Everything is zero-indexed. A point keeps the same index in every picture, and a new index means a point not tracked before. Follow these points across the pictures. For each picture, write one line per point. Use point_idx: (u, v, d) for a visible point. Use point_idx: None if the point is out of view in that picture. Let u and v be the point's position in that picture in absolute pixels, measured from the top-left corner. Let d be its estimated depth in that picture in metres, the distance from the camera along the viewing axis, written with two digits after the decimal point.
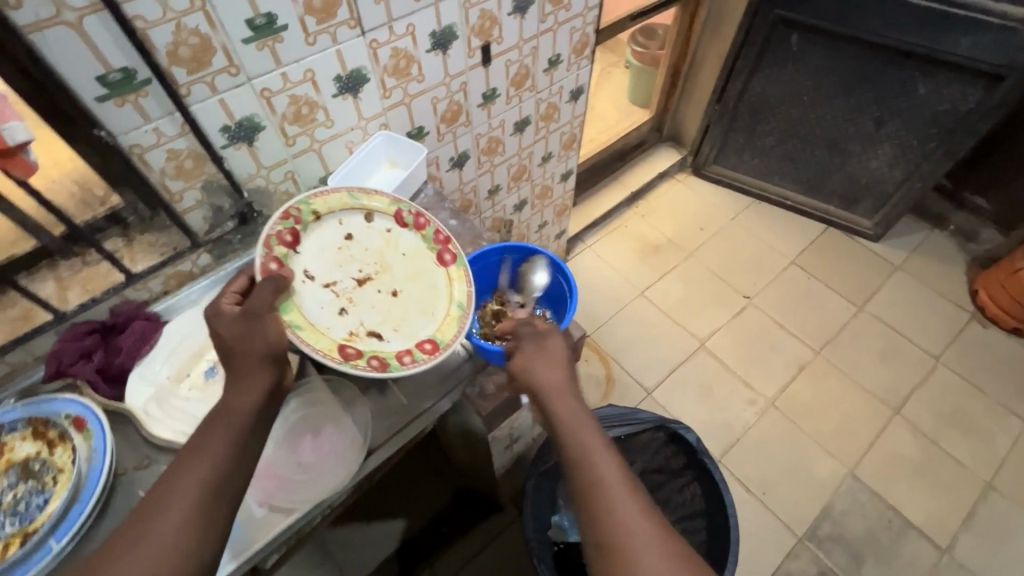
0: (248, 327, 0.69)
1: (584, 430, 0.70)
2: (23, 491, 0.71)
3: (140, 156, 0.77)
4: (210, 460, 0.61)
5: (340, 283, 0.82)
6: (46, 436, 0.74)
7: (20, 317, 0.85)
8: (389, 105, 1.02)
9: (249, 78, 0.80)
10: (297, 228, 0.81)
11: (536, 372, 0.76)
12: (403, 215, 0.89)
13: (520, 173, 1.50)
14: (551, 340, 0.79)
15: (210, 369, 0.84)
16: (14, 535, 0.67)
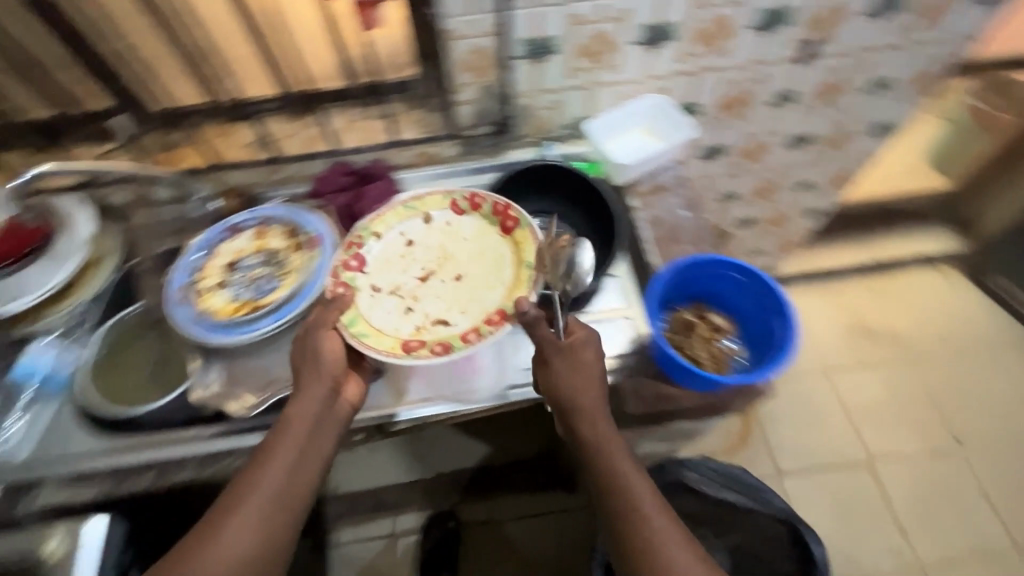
0: (322, 339, 0.75)
1: (621, 464, 0.70)
2: (263, 272, 0.87)
3: (452, 41, 0.83)
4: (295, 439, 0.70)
5: (401, 286, 0.82)
6: (293, 239, 0.90)
7: (311, 138, 1.01)
8: (680, 71, 0.95)
9: (571, 0, 0.80)
10: (358, 251, 0.85)
11: (575, 394, 0.72)
12: (449, 199, 0.89)
13: (765, 190, 1.34)
14: (586, 352, 0.74)
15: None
16: (248, 302, 0.84)
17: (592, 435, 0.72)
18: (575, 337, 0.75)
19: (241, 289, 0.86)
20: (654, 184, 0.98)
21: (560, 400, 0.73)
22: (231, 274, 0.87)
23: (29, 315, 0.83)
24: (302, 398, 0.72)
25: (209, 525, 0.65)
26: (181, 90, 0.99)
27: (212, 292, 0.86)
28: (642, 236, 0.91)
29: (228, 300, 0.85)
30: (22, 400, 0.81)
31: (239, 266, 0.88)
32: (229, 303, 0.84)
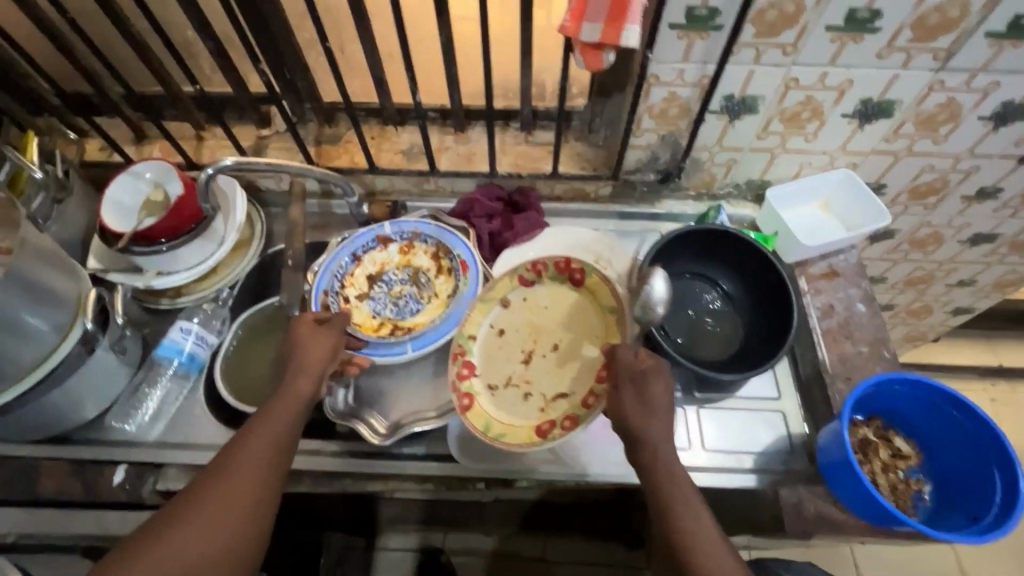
0: (314, 335, 0.70)
1: (683, 486, 0.60)
2: (407, 291, 0.88)
3: (650, 87, 0.77)
4: (281, 419, 0.63)
5: (511, 374, 0.77)
6: (439, 262, 0.89)
7: (465, 155, 0.97)
8: (880, 150, 0.86)
9: (794, 63, 0.73)
10: (464, 355, 0.77)
11: (635, 414, 0.63)
12: (515, 276, 0.80)
13: (917, 279, 1.21)
14: (655, 385, 0.64)
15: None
16: (389, 320, 0.85)
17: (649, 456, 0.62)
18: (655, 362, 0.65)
19: (382, 305, 0.87)
20: (827, 269, 0.87)
21: (629, 432, 0.63)
22: (373, 287, 0.88)
23: (168, 292, 0.88)
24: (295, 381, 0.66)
25: (195, 505, 0.56)
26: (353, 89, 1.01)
27: (354, 303, 0.86)
28: (812, 327, 0.82)
29: (370, 314, 0.86)
30: (167, 373, 0.79)
31: (383, 279, 0.89)
32: (371, 317, 0.86)
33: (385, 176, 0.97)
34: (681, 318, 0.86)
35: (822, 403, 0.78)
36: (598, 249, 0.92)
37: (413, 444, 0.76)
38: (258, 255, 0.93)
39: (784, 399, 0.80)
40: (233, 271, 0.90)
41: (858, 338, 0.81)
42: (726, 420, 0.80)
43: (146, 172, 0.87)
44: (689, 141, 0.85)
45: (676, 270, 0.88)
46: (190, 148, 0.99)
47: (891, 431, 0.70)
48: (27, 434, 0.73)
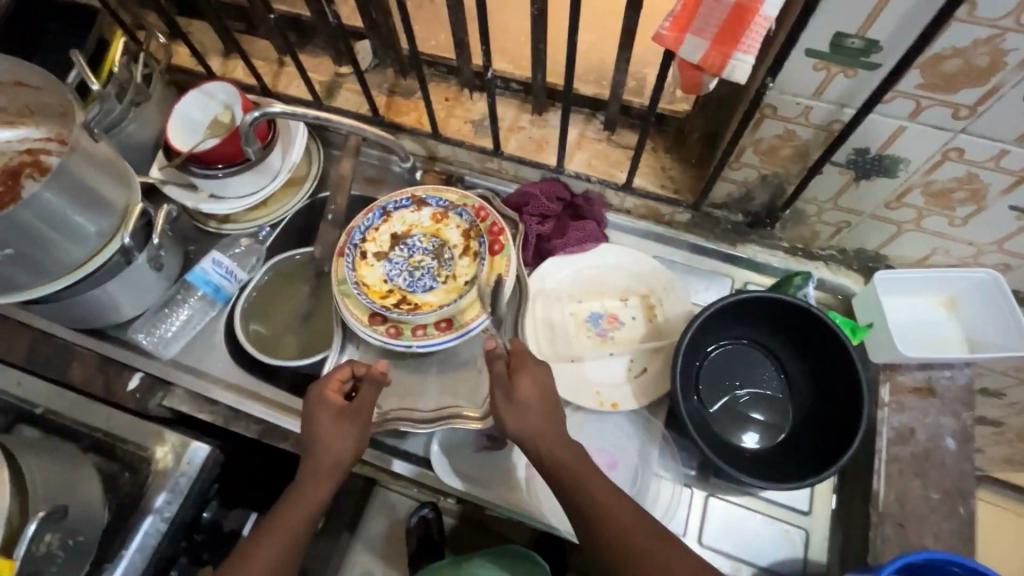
0: (336, 429, 0.64)
1: (587, 484, 0.57)
2: (427, 263, 0.79)
3: (764, 119, 0.63)
4: (289, 528, 0.60)
5: (398, 266, 0.79)
6: (468, 241, 0.80)
7: (536, 141, 0.87)
8: None
9: (965, 130, 0.55)
10: (385, 244, 0.80)
11: (515, 416, 0.60)
12: (461, 203, 0.81)
13: None
14: (525, 379, 0.62)
15: (596, 319, 0.80)
16: (399, 290, 0.77)
17: (546, 458, 0.59)
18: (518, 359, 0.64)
19: (398, 271, 0.78)
20: (923, 383, 0.71)
21: (528, 444, 0.60)
22: (395, 249, 0.80)
23: (216, 218, 0.87)
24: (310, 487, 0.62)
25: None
26: (437, 40, 0.92)
27: (369, 262, 0.79)
28: (878, 447, 0.68)
29: (382, 277, 0.78)
30: (195, 295, 0.83)
31: (406, 243, 0.80)
32: (382, 280, 0.78)
33: (448, 145, 0.89)
34: (724, 388, 0.75)
35: (857, 540, 0.66)
36: (655, 286, 0.81)
37: (397, 438, 0.75)
38: (308, 198, 0.91)
39: (812, 519, 0.69)
40: (282, 208, 0.89)
41: (931, 480, 0.66)
42: (736, 520, 0.69)
43: (219, 94, 0.84)
44: (794, 190, 0.70)
45: (736, 335, 0.76)
46: (269, 71, 0.97)
47: None
48: (72, 322, 0.79)
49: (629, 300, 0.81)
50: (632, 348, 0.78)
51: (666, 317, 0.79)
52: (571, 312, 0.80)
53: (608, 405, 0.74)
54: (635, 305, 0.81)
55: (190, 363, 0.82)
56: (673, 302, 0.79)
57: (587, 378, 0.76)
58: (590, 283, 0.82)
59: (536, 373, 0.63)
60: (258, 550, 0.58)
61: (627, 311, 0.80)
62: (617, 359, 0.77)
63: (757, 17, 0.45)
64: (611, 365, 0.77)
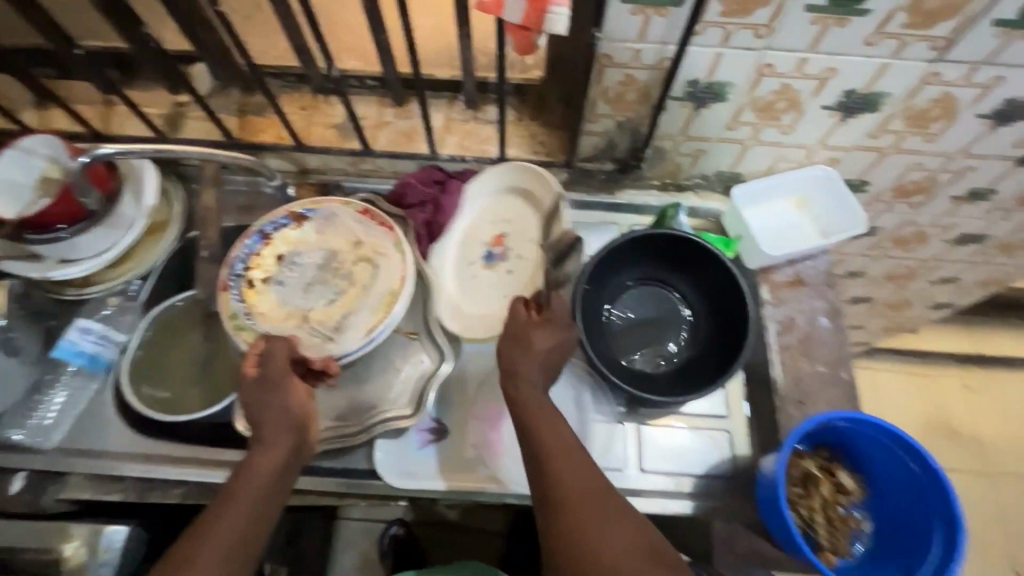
0: (260, 397, 0.61)
1: (549, 433, 0.58)
2: (321, 278, 0.77)
3: (603, 68, 0.67)
4: (245, 506, 0.55)
5: (293, 286, 0.76)
6: (358, 247, 0.78)
7: (405, 132, 0.86)
8: (864, 145, 0.77)
9: (767, 47, 0.63)
10: (273, 267, 0.77)
11: (518, 354, 0.62)
12: (345, 208, 0.79)
13: (898, 275, 1.14)
14: (536, 333, 0.63)
15: (489, 254, 0.82)
16: (298, 310, 0.75)
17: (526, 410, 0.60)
18: (549, 313, 0.64)
19: (293, 293, 0.75)
20: (793, 276, 0.80)
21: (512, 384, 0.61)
22: (283, 270, 0.77)
23: (74, 283, 0.79)
24: (258, 459, 0.58)
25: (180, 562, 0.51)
26: (279, 50, 0.88)
27: (258, 288, 0.75)
28: (770, 341, 0.76)
29: (277, 302, 0.75)
30: (68, 371, 0.75)
31: (295, 261, 0.77)
32: (278, 305, 0.75)
33: (316, 154, 0.86)
34: (635, 324, 0.80)
35: (771, 427, 0.74)
36: (512, 195, 0.83)
37: (333, 458, 0.73)
38: (177, 240, 0.84)
39: (732, 419, 0.75)
40: (149, 256, 0.83)
41: (816, 357, 0.75)
42: (669, 440, 0.75)
43: (40, 148, 0.75)
44: (649, 130, 0.75)
45: (638, 275, 0.82)
46: (97, 114, 0.88)
47: (837, 464, 0.66)
48: None
49: (494, 219, 0.84)
50: (529, 241, 0.82)
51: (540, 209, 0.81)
52: (472, 275, 0.82)
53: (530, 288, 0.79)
54: (503, 216, 0.84)
55: (82, 445, 0.73)
56: (534, 191, 0.81)
57: (518, 289, 0.79)
58: (461, 241, 0.84)
59: (559, 332, 0.63)
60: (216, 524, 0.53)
61: (498, 226, 0.83)
62: (528, 258, 0.81)
63: None
64: (526, 267, 0.81)
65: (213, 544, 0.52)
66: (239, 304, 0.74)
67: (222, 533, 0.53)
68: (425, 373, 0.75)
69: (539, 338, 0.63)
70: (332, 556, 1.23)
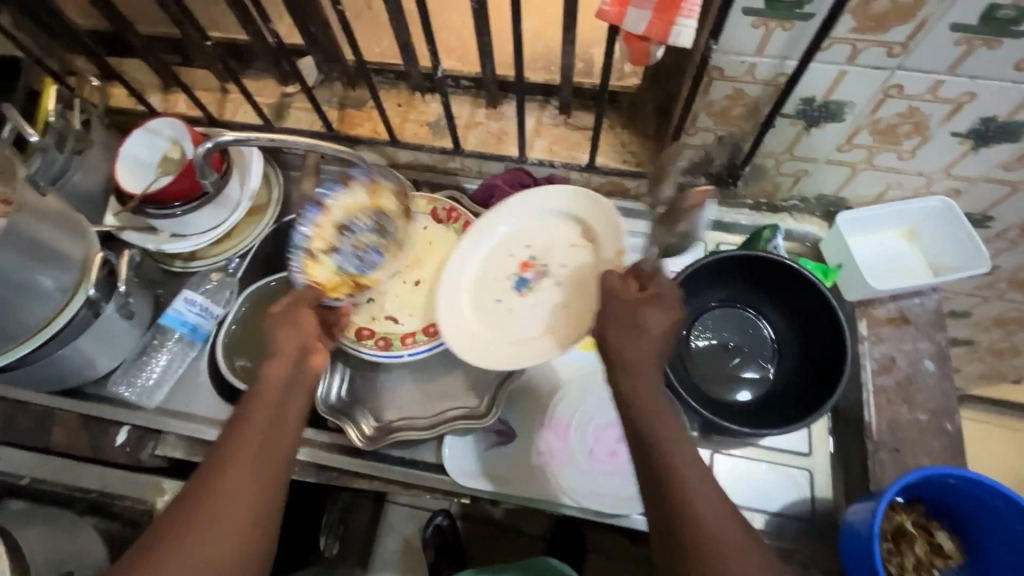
0: (278, 320, 0.60)
1: (644, 402, 0.53)
2: (369, 241, 0.79)
3: (712, 81, 0.64)
4: (265, 423, 0.53)
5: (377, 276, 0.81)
6: (401, 205, 0.81)
7: (495, 134, 0.87)
8: (995, 178, 0.70)
9: (900, 67, 0.58)
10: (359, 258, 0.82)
11: (625, 341, 0.55)
12: (432, 206, 0.84)
13: (1008, 320, 1.03)
14: (648, 314, 0.56)
15: (520, 280, 0.76)
16: (352, 278, 0.78)
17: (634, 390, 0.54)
18: (654, 289, 0.58)
19: (348, 260, 0.78)
20: (895, 313, 0.74)
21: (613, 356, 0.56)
22: (340, 239, 0.78)
23: (182, 256, 0.86)
24: (267, 380, 0.56)
25: (204, 482, 0.50)
26: (382, 48, 0.91)
27: (318, 258, 0.76)
28: (865, 380, 0.71)
29: (333, 270, 0.76)
30: (173, 338, 0.81)
31: (348, 228, 0.79)
32: (333, 272, 0.77)
33: (407, 150, 0.89)
34: (716, 349, 0.77)
35: (858, 472, 0.69)
36: (529, 216, 0.79)
37: (402, 448, 0.75)
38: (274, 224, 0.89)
39: (815, 458, 0.71)
40: (247, 237, 0.88)
41: (917, 403, 0.69)
42: (744, 472, 0.71)
43: (165, 130, 0.81)
44: (752, 147, 0.72)
45: (722, 297, 0.79)
46: (213, 100, 0.94)
47: (935, 523, 0.61)
48: (45, 385, 0.75)
49: (523, 244, 0.78)
50: (563, 247, 0.77)
51: (571, 217, 0.78)
52: (508, 310, 0.75)
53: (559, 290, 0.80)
54: (514, 245, 0.79)
55: (177, 407, 0.79)
56: (558, 205, 0.78)
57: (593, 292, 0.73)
58: (480, 284, 0.77)
59: (667, 306, 0.57)
60: (234, 445, 0.52)
61: (525, 251, 0.78)
62: (571, 259, 0.76)
63: None
64: (575, 273, 0.75)
65: (242, 460, 0.51)
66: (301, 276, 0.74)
67: (245, 451, 0.51)
68: (498, 375, 0.75)
69: (654, 319, 0.56)
70: (377, 539, 1.27)
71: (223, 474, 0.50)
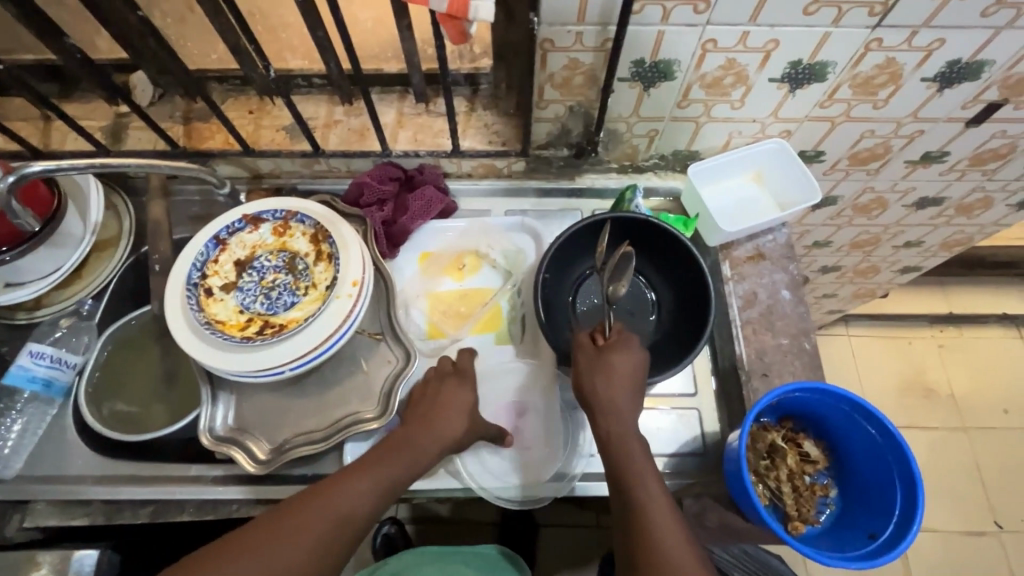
0: (447, 391, 0.70)
1: (636, 456, 0.59)
2: (280, 280, 0.75)
3: (547, 53, 0.66)
4: (338, 497, 0.57)
5: (251, 292, 0.74)
6: (319, 246, 0.76)
7: (356, 131, 0.84)
8: (816, 116, 0.77)
9: (708, 22, 0.62)
10: (233, 278, 0.75)
11: (600, 383, 0.63)
12: (293, 205, 0.77)
13: (862, 242, 1.15)
14: (617, 357, 0.63)
15: (248, 296, 0.74)
16: (259, 316, 0.73)
17: (611, 433, 0.62)
18: (612, 341, 0.65)
19: (251, 298, 0.74)
20: (753, 251, 0.80)
21: (594, 406, 0.63)
22: (242, 276, 0.75)
23: (24, 307, 0.76)
24: (387, 453, 0.62)
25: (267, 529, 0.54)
26: (221, 54, 0.86)
27: (217, 296, 0.73)
28: (733, 317, 0.77)
29: (236, 309, 0.73)
30: (23, 398, 0.73)
31: (253, 266, 0.75)
32: (236, 312, 0.73)
33: (266, 158, 0.84)
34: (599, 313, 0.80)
35: (738, 400, 0.74)
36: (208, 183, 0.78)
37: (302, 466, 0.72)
38: (130, 255, 0.82)
39: (700, 397, 0.76)
40: (99, 274, 0.80)
41: (779, 330, 0.76)
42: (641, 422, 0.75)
43: None
44: (600, 113, 0.74)
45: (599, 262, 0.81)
46: (36, 131, 0.85)
47: (802, 435, 0.67)
48: None
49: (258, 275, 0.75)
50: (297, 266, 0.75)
51: (305, 232, 0.77)
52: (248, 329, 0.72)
53: (352, 286, 0.72)
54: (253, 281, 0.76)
55: (42, 471, 0.72)
56: (285, 216, 0.77)
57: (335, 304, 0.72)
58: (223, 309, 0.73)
59: (634, 353, 0.64)
60: (305, 507, 0.55)
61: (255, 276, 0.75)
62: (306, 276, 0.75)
63: None
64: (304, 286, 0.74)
65: (309, 521, 0.55)
66: (195, 315, 0.71)
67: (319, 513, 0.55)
68: (393, 373, 0.74)
69: (620, 362, 0.63)
70: None
71: (291, 517, 0.55)
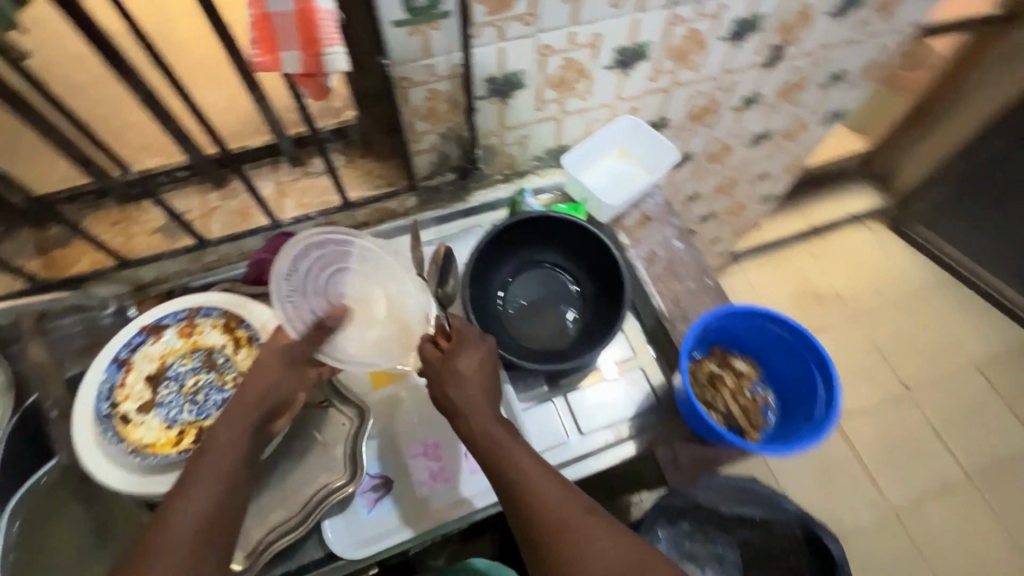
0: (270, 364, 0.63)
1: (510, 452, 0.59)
2: (204, 381, 0.70)
3: (406, 90, 0.70)
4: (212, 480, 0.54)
5: (174, 404, 0.68)
6: (234, 333, 0.73)
7: (239, 211, 0.83)
8: (651, 89, 0.88)
9: (539, 30, 0.69)
10: (149, 396, 0.69)
11: (451, 392, 0.63)
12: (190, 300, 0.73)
13: (725, 185, 1.31)
14: (460, 360, 0.64)
15: (172, 408, 0.68)
16: (191, 425, 0.67)
17: (475, 433, 0.62)
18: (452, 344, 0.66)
19: (176, 409, 0.68)
20: (641, 216, 0.91)
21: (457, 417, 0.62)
22: (159, 391, 0.69)
23: None
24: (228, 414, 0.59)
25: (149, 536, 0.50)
26: (66, 173, 0.80)
27: (137, 420, 0.67)
28: (643, 278, 0.85)
29: (162, 426, 0.67)
30: None
31: (168, 375, 0.70)
32: (163, 430, 0.67)
33: (148, 265, 0.80)
34: (529, 312, 0.84)
35: (671, 348, 0.81)
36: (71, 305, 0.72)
37: (283, 561, 0.68)
38: (14, 414, 0.69)
39: (641, 355, 0.82)
40: None
41: (683, 275, 0.87)
42: (598, 396, 0.79)
43: None
44: (472, 133, 0.80)
45: (514, 266, 0.86)
46: None
47: (731, 355, 0.76)
48: None
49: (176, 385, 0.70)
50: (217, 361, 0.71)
51: (215, 325, 0.73)
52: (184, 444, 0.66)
53: None
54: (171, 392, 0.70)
55: None
56: (186, 314, 0.72)
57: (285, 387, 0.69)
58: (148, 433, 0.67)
59: (476, 349, 0.66)
60: (187, 495, 0.53)
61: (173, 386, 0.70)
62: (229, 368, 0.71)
63: (318, 13, 0.48)
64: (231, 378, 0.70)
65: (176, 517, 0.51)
66: (116, 447, 0.65)
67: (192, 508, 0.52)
68: (350, 434, 0.72)
69: (463, 364, 0.64)
70: None
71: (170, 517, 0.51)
